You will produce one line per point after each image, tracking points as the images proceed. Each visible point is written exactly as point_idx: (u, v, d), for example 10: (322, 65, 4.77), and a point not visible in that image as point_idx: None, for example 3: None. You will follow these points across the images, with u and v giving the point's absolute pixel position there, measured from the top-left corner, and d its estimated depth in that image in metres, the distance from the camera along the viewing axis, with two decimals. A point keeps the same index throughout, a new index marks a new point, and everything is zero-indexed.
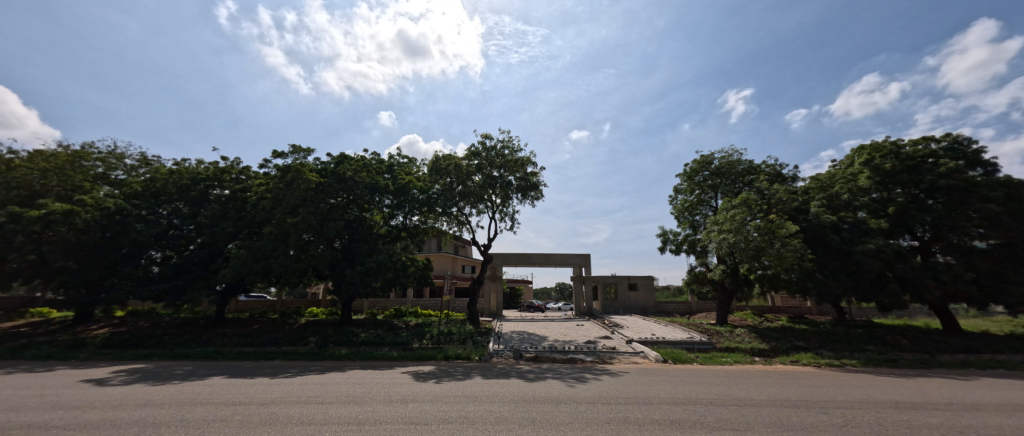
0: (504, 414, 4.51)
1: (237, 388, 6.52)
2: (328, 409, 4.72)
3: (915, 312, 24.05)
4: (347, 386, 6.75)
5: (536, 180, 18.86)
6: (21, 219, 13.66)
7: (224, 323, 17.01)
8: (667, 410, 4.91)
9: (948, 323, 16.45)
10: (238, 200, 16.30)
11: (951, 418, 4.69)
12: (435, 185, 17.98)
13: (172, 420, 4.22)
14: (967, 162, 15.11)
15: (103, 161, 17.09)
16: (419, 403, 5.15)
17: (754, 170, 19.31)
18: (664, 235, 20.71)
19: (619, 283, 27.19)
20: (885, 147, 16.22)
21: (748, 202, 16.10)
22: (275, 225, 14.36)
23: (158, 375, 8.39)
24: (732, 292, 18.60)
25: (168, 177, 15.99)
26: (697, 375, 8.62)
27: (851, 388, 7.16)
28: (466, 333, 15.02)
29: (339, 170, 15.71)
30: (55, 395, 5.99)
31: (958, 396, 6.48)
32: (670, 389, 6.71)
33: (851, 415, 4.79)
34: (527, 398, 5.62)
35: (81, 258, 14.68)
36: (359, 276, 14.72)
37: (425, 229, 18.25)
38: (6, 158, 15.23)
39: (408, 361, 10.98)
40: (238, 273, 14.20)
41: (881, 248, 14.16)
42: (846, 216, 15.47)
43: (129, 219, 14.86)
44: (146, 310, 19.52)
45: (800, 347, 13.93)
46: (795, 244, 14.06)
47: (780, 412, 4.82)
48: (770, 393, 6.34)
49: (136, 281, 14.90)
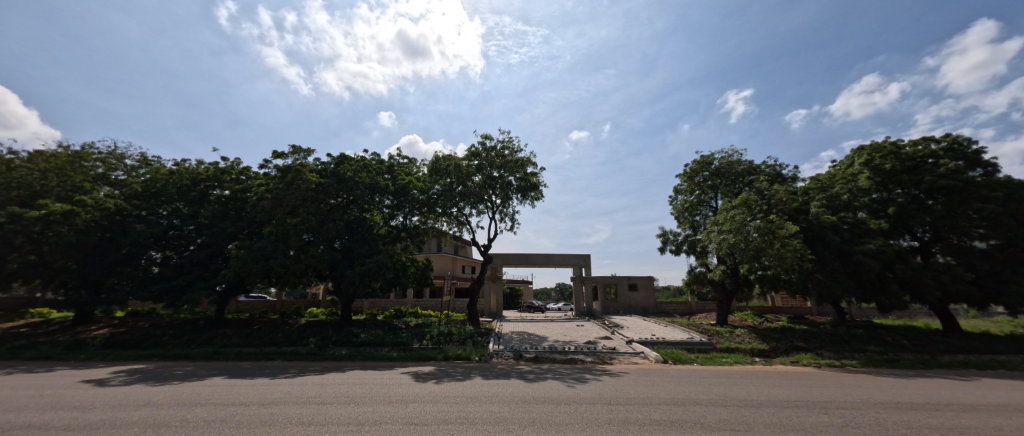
0: (504, 414, 4.52)
1: (237, 388, 6.55)
2: (327, 409, 4.74)
3: (915, 312, 24.06)
4: (348, 386, 6.77)
5: (536, 180, 18.86)
6: (21, 219, 13.67)
7: (225, 324, 17.03)
8: (667, 410, 4.93)
9: (948, 323, 16.46)
10: (238, 200, 16.31)
11: (949, 419, 4.70)
12: (435, 185, 17.99)
13: (172, 420, 4.23)
14: (968, 163, 15.11)
15: (103, 161, 17.12)
16: (419, 404, 5.17)
17: (754, 171, 19.31)
18: (664, 236, 20.72)
19: (619, 283, 27.21)
20: (885, 148, 16.22)
21: (748, 202, 16.11)
22: (275, 226, 14.37)
23: (159, 375, 8.43)
24: (732, 292, 18.60)
25: (168, 177, 16.01)
26: (698, 376, 8.63)
27: (851, 389, 7.18)
28: (466, 333, 15.03)
29: (339, 171, 15.71)
30: (56, 395, 6.02)
31: (957, 396, 6.49)
32: (670, 389, 6.73)
33: (851, 416, 4.80)
34: (527, 398, 5.63)
35: (81, 258, 14.70)
36: (359, 276, 14.71)
37: (425, 230, 18.26)
38: (6, 158, 15.25)
39: (408, 361, 11.00)
40: (238, 273, 14.20)
41: (881, 248, 14.17)
42: (846, 216, 15.48)
43: (128, 220, 14.86)
44: (147, 310, 19.55)
45: (800, 347, 13.94)
46: (795, 244, 14.06)
47: (780, 413, 4.83)
48: (770, 394, 6.35)
49: (136, 281, 14.90)
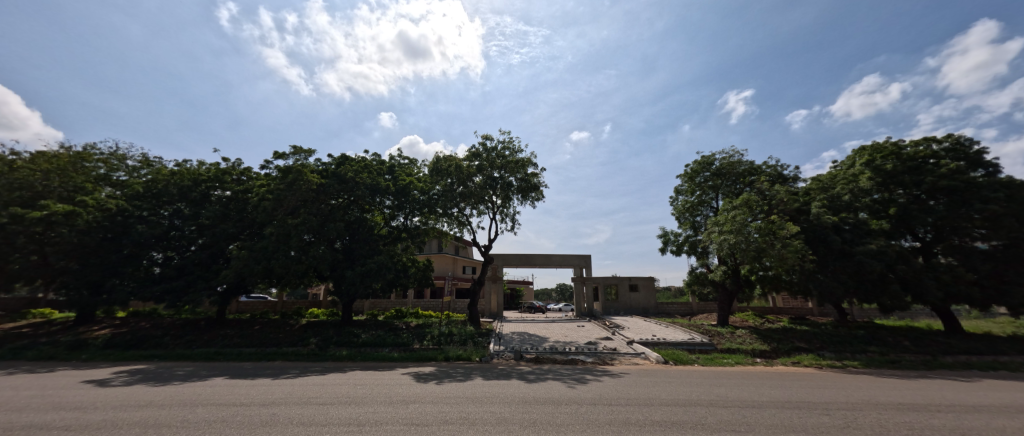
0: (505, 415, 4.52)
1: (238, 389, 6.55)
2: (328, 410, 4.75)
3: (917, 313, 24.06)
4: (349, 387, 6.81)
5: (536, 180, 18.84)
6: (22, 220, 13.68)
7: (225, 324, 17.03)
8: (668, 410, 4.95)
9: (950, 324, 16.43)
10: (239, 201, 16.37)
11: (951, 420, 4.69)
12: (436, 186, 18.03)
13: (172, 420, 4.24)
14: (969, 163, 15.08)
15: (105, 162, 17.20)
16: (420, 404, 5.17)
17: (755, 171, 19.26)
18: (664, 236, 20.72)
19: (620, 284, 27.22)
20: (886, 148, 16.20)
21: (749, 203, 16.09)
22: (276, 226, 14.37)
23: (160, 375, 8.49)
24: (733, 292, 18.55)
25: (170, 178, 16.07)
26: (698, 376, 8.61)
27: (852, 389, 7.16)
28: (467, 333, 15.02)
29: (339, 171, 15.69)
30: (57, 395, 6.05)
31: (960, 397, 6.44)
32: (671, 390, 6.71)
33: (853, 417, 4.79)
34: (528, 399, 5.64)
35: (83, 259, 14.72)
36: (358, 277, 14.68)
37: (426, 230, 18.27)
38: (8, 159, 15.31)
39: (409, 361, 11.04)
40: (238, 273, 14.22)
41: (882, 248, 14.15)
42: (847, 216, 15.44)
43: (129, 220, 14.89)
44: (148, 310, 19.60)
45: (802, 348, 13.91)
46: (795, 245, 14.02)
47: (781, 414, 4.81)
48: (772, 395, 6.33)
49: (137, 282, 14.90)
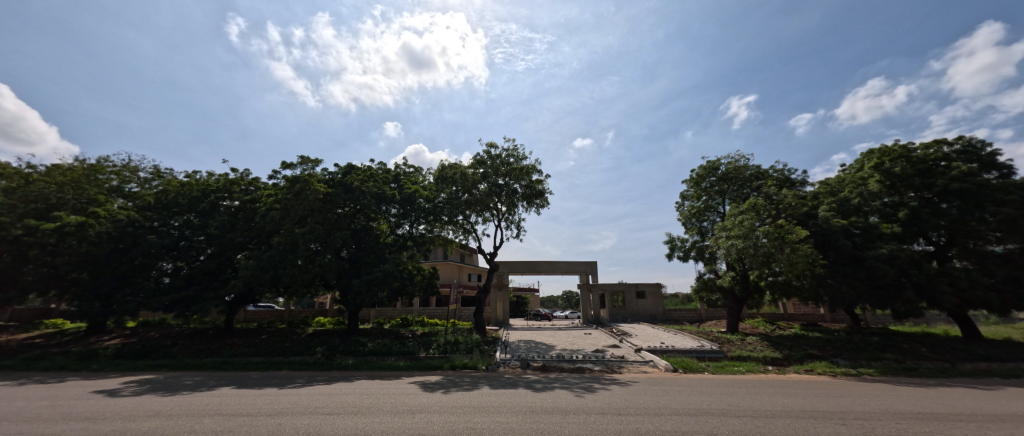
0: (511, 425, 4.47)
1: (244, 399, 6.56)
2: (334, 420, 4.75)
3: (933, 319, 23.57)
4: (354, 396, 6.81)
5: (541, 187, 18.89)
6: (36, 231, 13.90)
7: (233, 333, 17.07)
8: (677, 421, 4.82)
9: (969, 330, 15.97)
10: (247, 210, 16.56)
11: (973, 430, 4.54)
12: (441, 193, 18.20)
13: (181, 430, 4.27)
14: (982, 165, 14.88)
15: (117, 174, 17.60)
16: (426, 414, 5.16)
17: (761, 176, 19.14)
18: (671, 242, 20.57)
19: (627, 290, 26.86)
20: (894, 151, 15.95)
21: (756, 207, 15.79)
22: (283, 236, 14.41)
23: (169, 384, 8.55)
24: (743, 299, 18.22)
25: (179, 190, 16.38)
26: (708, 385, 8.43)
27: (869, 398, 7.00)
28: (472, 342, 14.87)
29: (346, 181, 15.92)
30: (71, 405, 6.13)
31: (982, 406, 6.26)
32: (682, 399, 6.59)
33: (870, 427, 4.65)
34: (534, 409, 5.57)
35: (94, 270, 14.94)
36: (364, 285, 14.72)
37: (431, 238, 18.16)
38: (25, 172, 15.63)
39: (415, 370, 10.95)
40: (247, 283, 14.30)
41: (893, 253, 13.86)
42: (857, 221, 15.11)
43: (140, 231, 15.19)
44: (157, 320, 19.75)
45: (814, 355, 13.63)
46: (806, 250, 13.76)
47: (795, 424, 4.70)
48: (783, 404, 6.20)
49: (147, 292, 15.09)
